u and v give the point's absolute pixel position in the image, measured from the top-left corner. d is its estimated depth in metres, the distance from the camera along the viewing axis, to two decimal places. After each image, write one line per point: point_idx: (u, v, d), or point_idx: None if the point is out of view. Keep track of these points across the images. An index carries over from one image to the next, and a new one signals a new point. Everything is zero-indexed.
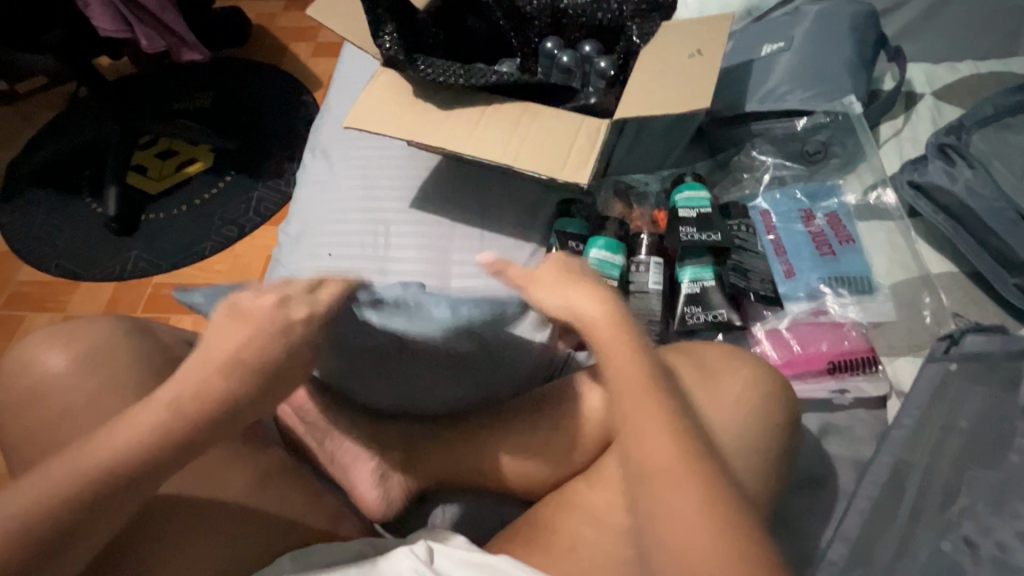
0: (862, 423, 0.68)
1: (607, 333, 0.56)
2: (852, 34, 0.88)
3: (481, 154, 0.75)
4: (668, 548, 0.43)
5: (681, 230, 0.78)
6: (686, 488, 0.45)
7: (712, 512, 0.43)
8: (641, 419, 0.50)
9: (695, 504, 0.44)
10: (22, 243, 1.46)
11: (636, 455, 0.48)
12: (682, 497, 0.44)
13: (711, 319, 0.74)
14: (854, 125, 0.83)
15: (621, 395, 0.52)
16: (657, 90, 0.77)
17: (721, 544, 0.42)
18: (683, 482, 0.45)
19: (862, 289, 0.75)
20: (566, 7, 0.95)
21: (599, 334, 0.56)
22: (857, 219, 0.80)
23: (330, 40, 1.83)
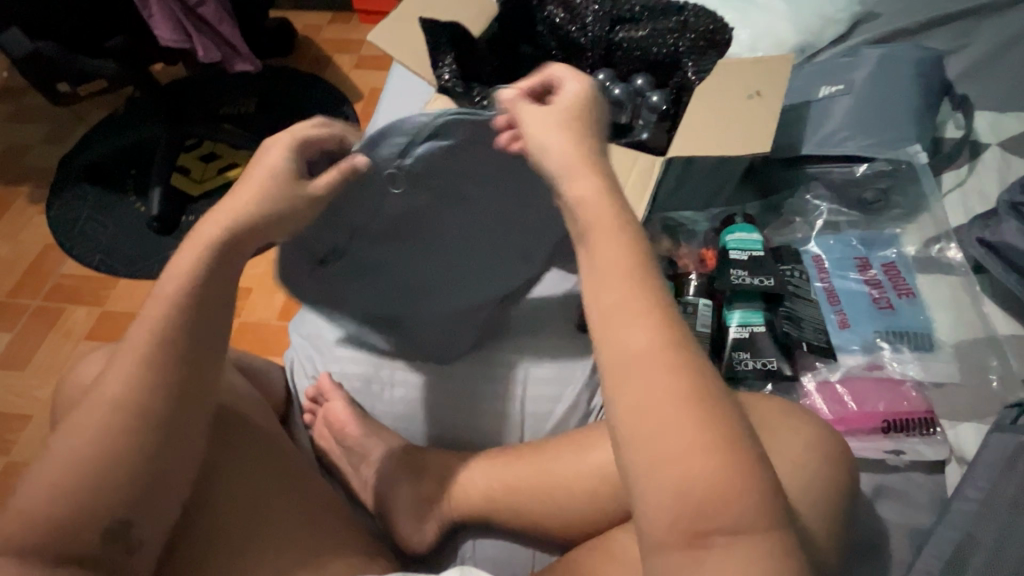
0: (918, 488, 0.65)
1: (600, 209, 0.42)
2: (915, 79, 0.86)
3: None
4: (641, 439, 0.35)
5: (732, 273, 0.76)
6: (666, 362, 0.36)
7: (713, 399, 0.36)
8: (612, 301, 0.39)
9: (684, 390, 0.35)
10: (67, 238, 1.51)
11: (607, 354, 0.38)
12: (670, 379, 0.36)
13: (760, 367, 0.72)
14: (917, 174, 0.81)
15: (603, 279, 0.39)
16: (714, 130, 0.77)
17: (708, 431, 0.34)
18: (686, 416, 0.35)
19: (921, 345, 0.72)
20: (620, 40, 0.95)
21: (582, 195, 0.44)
22: (917, 271, 0.78)
23: (374, 54, 1.87)
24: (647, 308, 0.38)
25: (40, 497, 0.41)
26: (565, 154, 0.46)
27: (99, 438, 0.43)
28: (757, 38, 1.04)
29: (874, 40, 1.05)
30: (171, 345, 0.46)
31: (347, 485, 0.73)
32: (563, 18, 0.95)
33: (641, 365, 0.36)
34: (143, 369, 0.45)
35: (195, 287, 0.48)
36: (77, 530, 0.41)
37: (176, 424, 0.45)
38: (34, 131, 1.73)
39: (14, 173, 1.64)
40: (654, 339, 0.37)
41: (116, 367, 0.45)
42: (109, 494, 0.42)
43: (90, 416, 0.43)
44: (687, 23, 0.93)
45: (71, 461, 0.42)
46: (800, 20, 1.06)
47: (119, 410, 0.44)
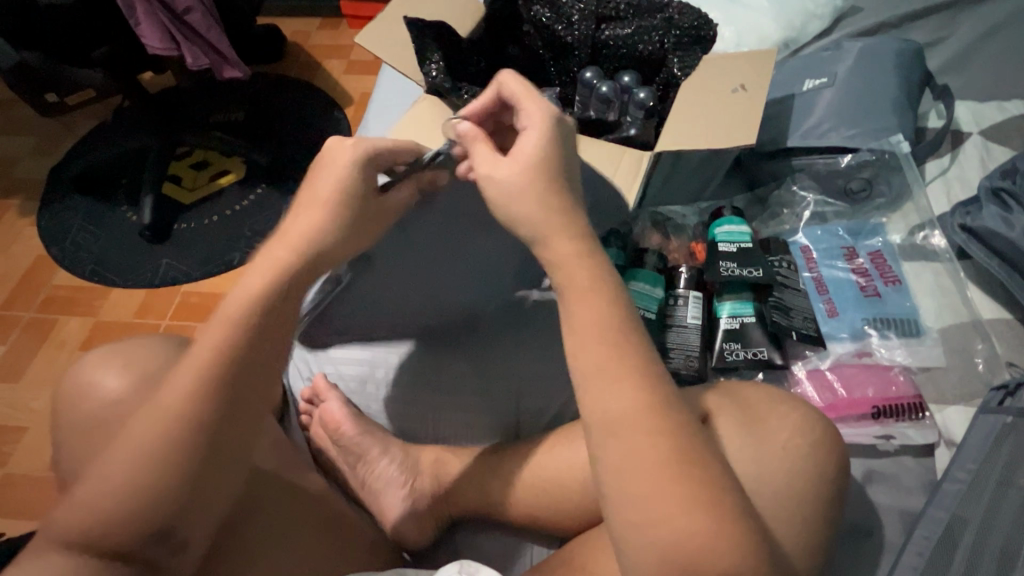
0: (909, 472, 0.66)
1: (587, 277, 0.46)
2: (896, 71, 0.87)
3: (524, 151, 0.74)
4: (627, 492, 0.40)
5: (721, 265, 0.77)
6: (650, 425, 0.41)
7: (697, 462, 0.41)
8: (592, 364, 0.43)
9: (672, 455, 0.40)
10: (58, 249, 1.50)
11: (591, 410, 0.42)
12: (650, 434, 0.41)
13: (751, 357, 0.73)
14: (901, 164, 0.82)
15: (580, 343, 0.44)
16: (700, 123, 0.78)
17: (683, 493, 0.39)
18: (654, 476, 0.39)
19: (908, 332, 0.73)
20: (606, 39, 0.96)
21: (567, 264, 0.47)
22: (903, 259, 0.79)
23: (363, 58, 1.87)
24: (629, 373, 0.42)
25: (90, 496, 0.42)
26: (531, 213, 0.48)
27: (179, 453, 0.43)
28: (741, 34, 1.05)
29: (857, 34, 1.07)
30: (228, 371, 0.46)
31: (345, 486, 0.74)
32: (549, 17, 0.96)
33: (627, 425, 0.41)
34: (211, 382, 0.45)
35: (246, 334, 0.48)
36: (136, 531, 0.42)
37: (232, 454, 0.46)
38: (23, 142, 1.73)
39: (5, 185, 1.64)
40: (638, 404, 0.42)
41: (179, 378, 0.45)
42: (170, 505, 0.43)
43: (144, 427, 0.43)
44: (672, 19, 0.93)
45: (137, 471, 0.42)
46: (783, 15, 1.07)
47: (200, 425, 0.44)
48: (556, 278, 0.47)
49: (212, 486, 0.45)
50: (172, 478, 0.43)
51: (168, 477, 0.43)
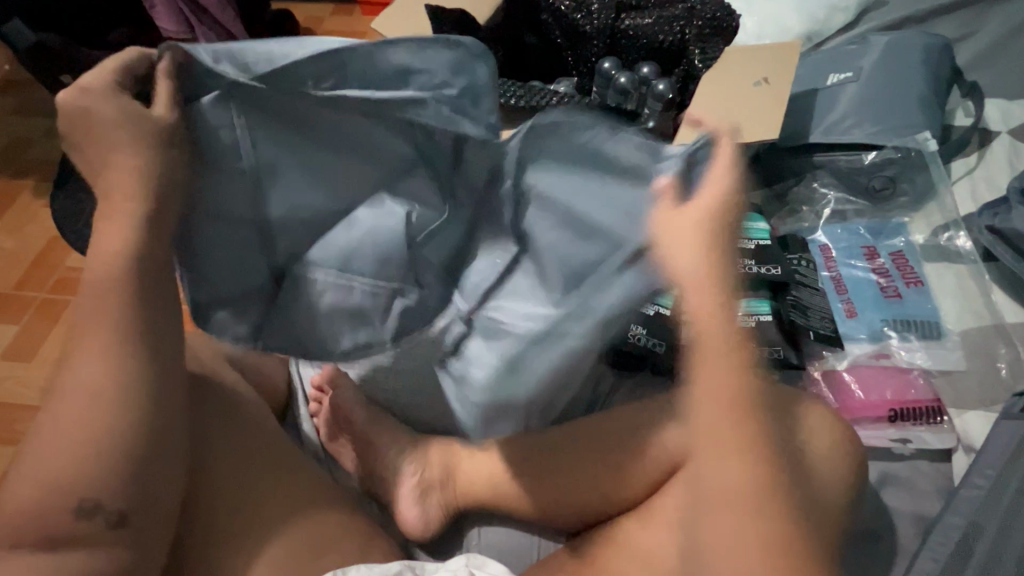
0: (925, 476, 0.65)
1: (727, 336, 0.45)
2: (924, 66, 0.85)
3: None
4: (707, 530, 0.47)
5: (739, 261, 0.76)
6: (743, 465, 0.45)
7: (774, 494, 0.45)
8: (711, 445, 0.46)
9: (747, 491, 0.45)
10: (70, 231, 1.51)
11: (712, 481, 0.47)
12: (736, 466, 0.46)
13: (766, 356, 0.72)
14: (927, 162, 0.80)
15: (710, 403, 0.46)
16: (721, 116, 0.76)
17: (766, 531, 0.44)
18: (742, 501, 0.45)
19: (929, 334, 0.71)
20: (626, 28, 0.93)
21: (709, 339, 0.45)
22: (925, 260, 0.77)
23: (376, 45, 1.86)
24: (738, 412, 0.46)
25: (26, 476, 0.43)
26: (700, 292, 0.45)
27: (84, 435, 0.43)
28: (763, 27, 1.03)
29: (882, 29, 1.04)
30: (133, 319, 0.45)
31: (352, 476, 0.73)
32: (568, 6, 0.94)
33: (716, 491, 0.46)
34: (118, 349, 0.45)
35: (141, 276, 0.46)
36: (69, 515, 0.42)
37: (155, 403, 0.46)
38: (36, 125, 1.73)
39: (19, 166, 1.65)
40: (733, 459, 0.46)
41: (88, 332, 0.45)
42: (95, 487, 0.43)
43: (60, 400, 0.44)
44: (694, 10, 0.92)
45: (59, 463, 0.43)
46: (806, 8, 1.04)
47: (103, 401, 0.44)
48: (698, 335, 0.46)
49: (144, 447, 0.45)
50: (103, 441, 0.43)
51: (99, 442, 0.43)
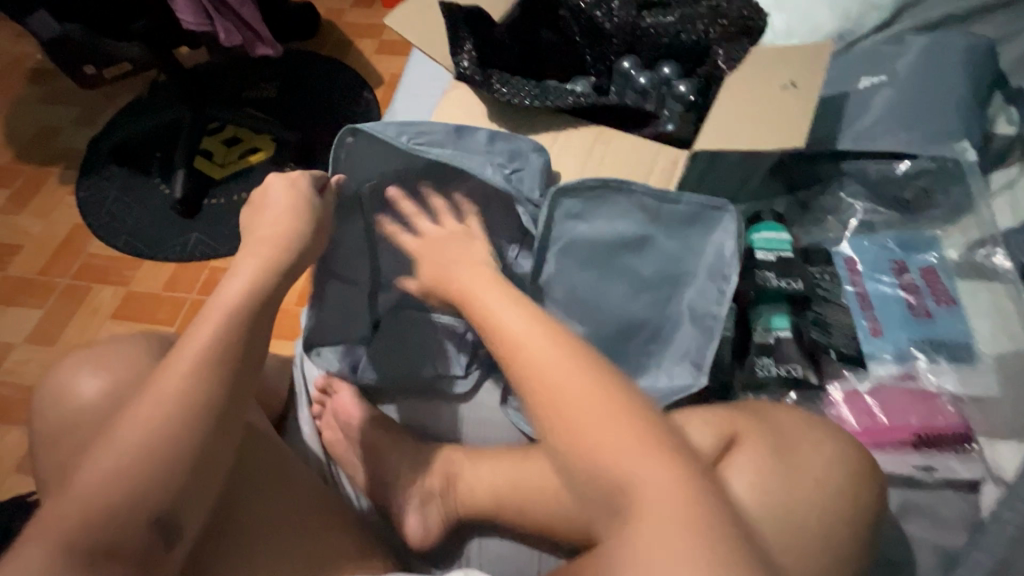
0: (950, 506, 0.62)
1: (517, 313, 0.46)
2: (965, 70, 0.80)
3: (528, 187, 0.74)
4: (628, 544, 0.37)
5: (759, 274, 0.73)
6: (623, 408, 0.40)
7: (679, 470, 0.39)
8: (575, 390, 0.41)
9: (656, 459, 0.39)
10: (93, 218, 1.53)
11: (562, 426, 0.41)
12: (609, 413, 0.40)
13: (784, 374, 0.69)
14: (965, 173, 0.75)
15: (523, 352, 0.44)
16: (743, 121, 0.73)
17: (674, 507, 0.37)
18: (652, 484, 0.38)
19: (959, 356, 0.68)
20: (648, 26, 0.90)
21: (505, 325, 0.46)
22: (957, 276, 0.73)
23: (395, 38, 1.84)
24: (600, 395, 0.40)
25: (88, 483, 0.43)
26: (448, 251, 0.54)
27: (155, 448, 0.44)
28: (793, 25, 0.99)
29: (920, 28, 0.99)
30: (226, 348, 0.48)
31: (353, 480, 0.72)
32: (587, 2, 0.91)
33: (627, 454, 0.39)
34: (211, 373, 0.47)
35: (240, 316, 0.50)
36: (134, 523, 0.43)
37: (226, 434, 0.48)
38: (63, 113, 1.76)
39: (45, 153, 1.68)
40: (614, 402, 0.40)
41: (187, 346, 0.47)
42: (159, 497, 0.44)
43: (147, 410, 0.45)
44: (720, 8, 0.87)
45: (119, 471, 0.43)
46: (840, 5, 0.99)
47: (182, 417, 0.45)
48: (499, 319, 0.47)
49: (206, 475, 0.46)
50: (174, 462, 0.44)
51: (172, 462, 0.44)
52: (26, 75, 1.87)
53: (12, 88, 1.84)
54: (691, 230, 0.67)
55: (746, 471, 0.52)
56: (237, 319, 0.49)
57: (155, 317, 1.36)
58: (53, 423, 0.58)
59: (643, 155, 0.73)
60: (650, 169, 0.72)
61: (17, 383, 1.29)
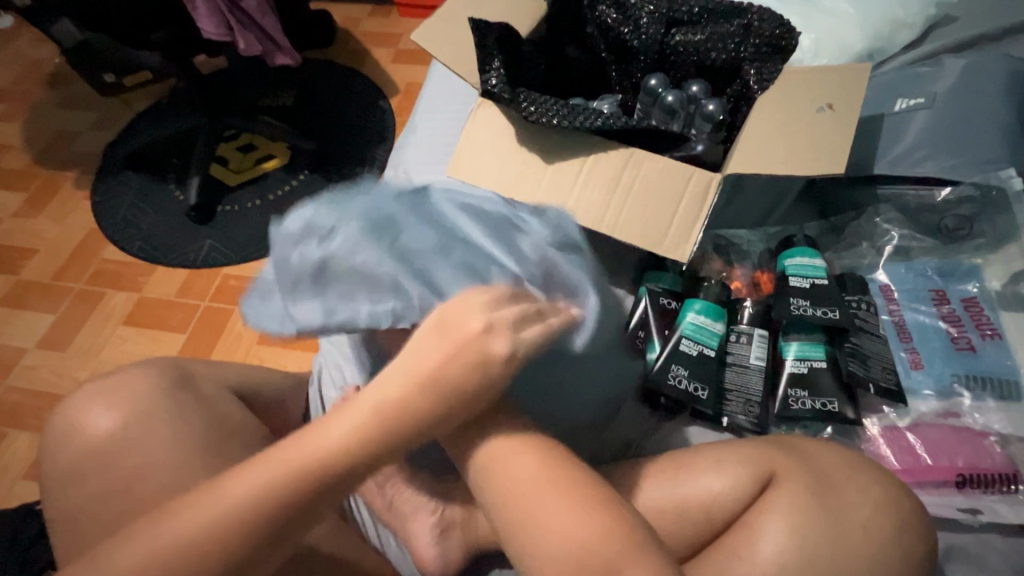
0: (998, 553, 0.59)
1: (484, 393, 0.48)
2: (1006, 93, 0.78)
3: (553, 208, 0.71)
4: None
5: (791, 301, 0.71)
6: (576, 498, 0.42)
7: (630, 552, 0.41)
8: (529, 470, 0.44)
9: (604, 531, 0.41)
10: (108, 223, 1.53)
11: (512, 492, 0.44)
12: (548, 505, 0.42)
13: (818, 407, 0.66)
14: (1012, 201, 0.72)
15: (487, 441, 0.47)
16: (778, 144, 0.71)
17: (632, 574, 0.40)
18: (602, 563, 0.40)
19: (1006, 393, 0.65)
20: (676, 45, 0.89)
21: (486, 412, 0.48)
22: (1000, 308, 0.70)
23: (412, 48, 1.84)
24: (563, 486, 0.43)
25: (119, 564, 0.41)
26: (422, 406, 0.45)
27: (209, 548, 0.41)
28: (823, 42, 0.97)
29: (953, 47, 0.96)
30: (315, 482, 0.43)
31: (368, 505, 0.70)
32: (615, 18, 0.89)
33: (586, 543, 0.40)
34: (269, 497, 0.42)
35: (360, 446, 0.44)
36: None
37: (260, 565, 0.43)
38: (81, 117, 1.77)
39: (63, 158, 1.68)
40: (559, 493, 0.42)
41: (293, 456, 0.44)
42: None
43: (203, 516, 0.42)
44: (751, 27, 0.85)
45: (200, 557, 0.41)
46: (871, 23, 0.97)
47: (243, 532, 0.41)
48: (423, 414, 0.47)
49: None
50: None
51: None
52: (45, 79, 1.88)
53: (31, 92, 1.85)
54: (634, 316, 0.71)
55: (783, 512, 0.50)
56: (364, 447, 0.44)
57: (167, 324, 1.35)
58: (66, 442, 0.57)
59: (672, 186, 0.70)
60: (676, 201, 0.69)
61: (28, 388, 1.29)
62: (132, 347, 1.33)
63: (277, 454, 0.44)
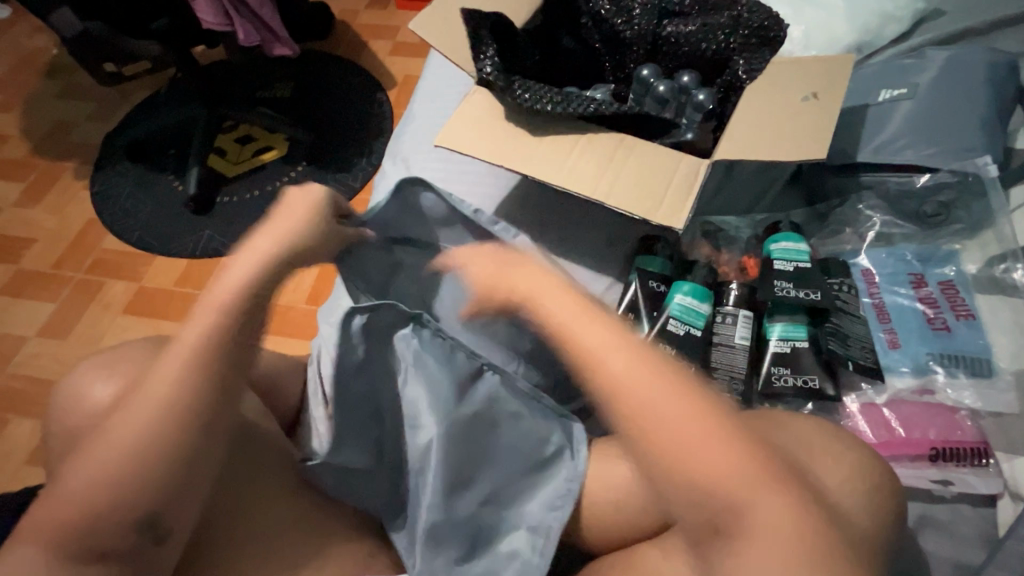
0: (965, 521, 0.62)
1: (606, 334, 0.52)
2: (985, 84, 0.80)
3: (545, 179, 0.72)
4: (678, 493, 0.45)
5: (776, 284, 0.73)
6: (690, 413, 0.46)
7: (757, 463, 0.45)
8: (662, 397, 0.47)
9: (744, 473, 0.44)
10: (108, 214, 1.55)
11: (644, 415, 0.47)
12: (697, 434, 0.45)
13: (800, 385, 0.69)
14: (986, 188, 0.76)
15: (595, 359, 0.51)
16: (765, 131, 0.73)
17: (731, 451, 0.45)
18: (723, 458, 0.45)
19: (978, 371, 0.68)
20: (668, 35, 0.91)
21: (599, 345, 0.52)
22: (976, 291, 0.73)
23: (409, 40, 1.85)
24: (685, 390, 0.47)
25: (72, 491, 0.45)
26: (601, 339, 0.52)
27: (129, 454, 0.46)
28: (811, 35, 0.99)
29: (938, 40, 0.99)
30: (208, 361, 0.51)
31: None
32: (608, 10, 0.91)
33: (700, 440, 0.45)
34: (187, 386, 0.49)
35: (215, 335, 0.52)
36: (115, 527, 0.45)
37: (189, 456, 0.48)
38: (79, 108, 1.78)
39: (62, 148, 1.70)
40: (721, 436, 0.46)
41: (173, 354, 0.50)
42: (117, 498, 0.46)
43: (124, 433, 0.47)
44: (741, 18, 0.87)
45: (100, 471, 0.46)
46: (858, 17, 0.99)
47: (160, 431, 0.47)
48: (582, 342, 0.53)
49: (177, 491, 0.48)
50: (142, 476, 0.47)
51: (137, 475, 0.46)
52: (42, 71, 1.88)
53: (28, 84, 1.86)
54: None
55: None
56: (215, 340, 0.52)
57: (168, 312, 1.37)
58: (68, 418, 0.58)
59: (666, 167, 0.72)
60: (668, 179, 0.70)
61: (29, 376, 1.30)
62: (132, 336, 1.35)
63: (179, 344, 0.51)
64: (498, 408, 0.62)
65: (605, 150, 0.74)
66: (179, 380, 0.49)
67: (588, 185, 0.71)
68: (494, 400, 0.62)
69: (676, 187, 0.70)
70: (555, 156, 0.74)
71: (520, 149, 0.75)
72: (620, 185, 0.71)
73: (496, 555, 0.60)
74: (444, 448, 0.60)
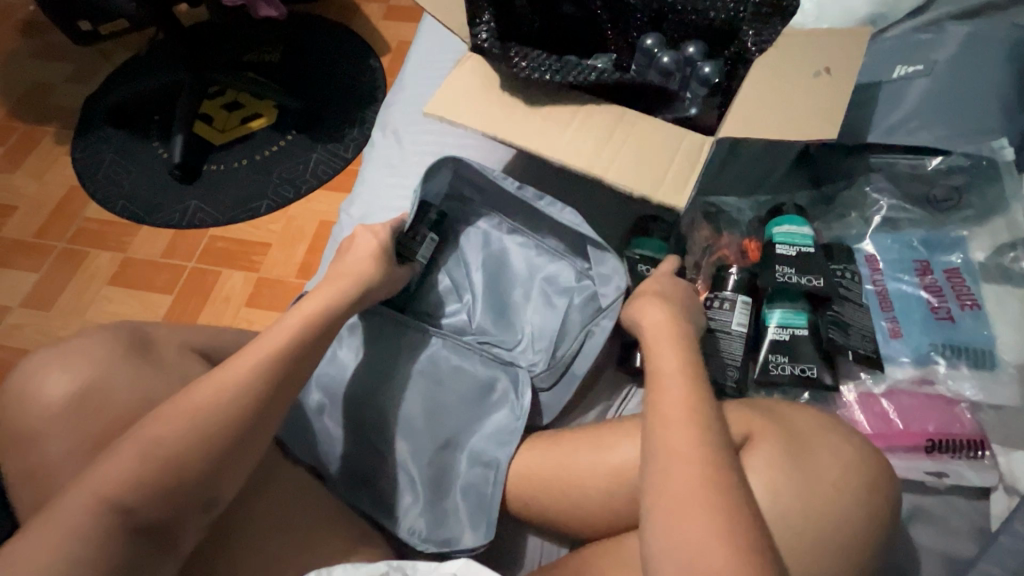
0: (956, 512, 0.61)
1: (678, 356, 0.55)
2: (1004, 63, 0.76)
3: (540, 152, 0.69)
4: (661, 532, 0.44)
5: (777, 269, 0.71)
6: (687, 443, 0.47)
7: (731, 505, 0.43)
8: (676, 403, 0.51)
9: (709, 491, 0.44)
10: (90, 181, 1.49)
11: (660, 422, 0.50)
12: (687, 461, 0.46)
13: (798, 374, 0.67)
14: (999, 171, 0.73)
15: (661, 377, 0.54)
16: (772, 108, 0.69)
17: (704, 488, 0.44)
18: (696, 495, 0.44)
19: (982, 363, 0.66)
20: (675, 2, 0.86)
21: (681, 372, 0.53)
22: (982, 280, 0.71)
23: (402, 3, 1.76)
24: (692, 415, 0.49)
25: (124, 459, 0.45)
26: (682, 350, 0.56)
27: (200, 427, 0.48)
28: (823, 7, 0.94)
29: (955, 15, 0.94)
30: (282, 360, 0.53)
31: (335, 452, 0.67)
32: None
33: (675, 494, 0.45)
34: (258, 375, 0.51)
35: (291, 339, 0.55)
36: (185, 500, 0.46)
37: (249, 440, 0.50)
38: (57, 69, 1.70)
39: (40, 111, 1.62)
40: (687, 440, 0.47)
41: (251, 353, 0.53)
42: (189, 472, 0.46)
43: (192, 404, 0.48)
44: None
45: (170, 444, 0.46)
46: None
47: (226, 410, 0.49)
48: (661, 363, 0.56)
49: (239, 458, 0.49)
50: (217, 443, 0.48)
51: (214, 444, 0.48)
52: (19, 28, 1.79)
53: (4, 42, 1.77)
54: (561, 261, 0.74)
55: (758, 472, 0.51)
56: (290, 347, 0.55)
57: (154, 284, 1.33)
58: (42, 397, 0.56)
59: (667, 143, 0.68)
60: (669, 155, 0.67)
61: (13, 346, 1.27)
62: (117, 308, 1.31)
63: (252, 344, 0.54)
64: (442, 366, 0.69)
65: (603, 124, 0.70)
66: (255, 374, 0.51)
67: (584, 159, 0.68)
68: (438, 364, 0.69)
69: (676, 165, 0.66)
70: (551, 129, 0.70)
71: (514, 122, 0.71)
72: (618, 162, 0.67)
73: (457, 494, 0.64)
74: (399, 402, 0.66)
